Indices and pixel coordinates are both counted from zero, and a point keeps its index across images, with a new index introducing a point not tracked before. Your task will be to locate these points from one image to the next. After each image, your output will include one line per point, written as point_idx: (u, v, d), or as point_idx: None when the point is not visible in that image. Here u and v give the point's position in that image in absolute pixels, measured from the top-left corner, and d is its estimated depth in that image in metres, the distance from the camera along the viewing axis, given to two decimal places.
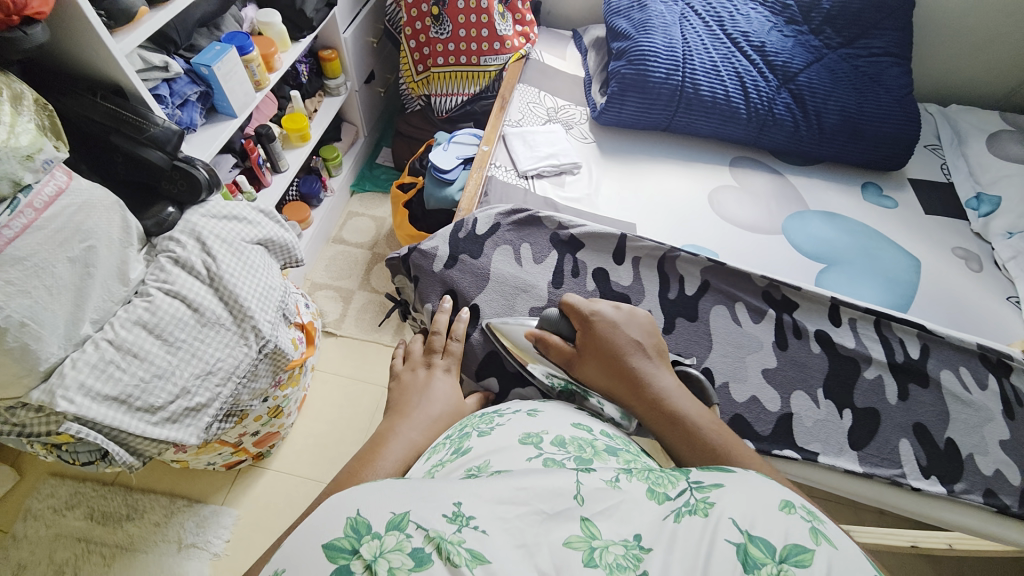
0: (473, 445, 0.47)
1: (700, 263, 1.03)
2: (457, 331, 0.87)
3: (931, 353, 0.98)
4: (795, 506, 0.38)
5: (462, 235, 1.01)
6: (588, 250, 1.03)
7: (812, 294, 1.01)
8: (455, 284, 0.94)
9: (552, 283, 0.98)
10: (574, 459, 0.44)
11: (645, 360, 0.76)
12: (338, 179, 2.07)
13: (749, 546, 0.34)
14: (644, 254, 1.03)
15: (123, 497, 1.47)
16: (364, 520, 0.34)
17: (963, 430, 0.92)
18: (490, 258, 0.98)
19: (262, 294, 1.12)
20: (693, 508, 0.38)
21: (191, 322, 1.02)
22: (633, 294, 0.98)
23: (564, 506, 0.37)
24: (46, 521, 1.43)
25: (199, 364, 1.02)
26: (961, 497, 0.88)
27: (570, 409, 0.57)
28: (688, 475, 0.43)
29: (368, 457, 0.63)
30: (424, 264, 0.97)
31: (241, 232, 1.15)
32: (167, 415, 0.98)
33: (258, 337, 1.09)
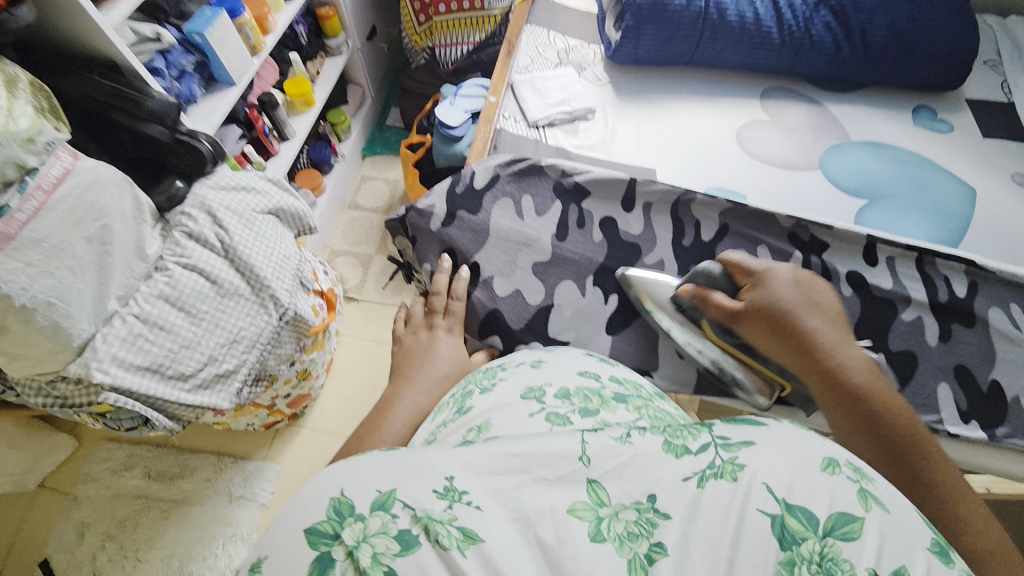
0: (474, 404, 0.45)
1: (718, 206, 0.97)
2: (456, 290, 0.87)
3: (979, 290, 0.91)
4: (840, 464, 0.35)
5: (459, 190, 0.96)
6: (595, 199, 0.98)
7: (845, 233, 0.95)
8: (453, 242, 0.92)
9: (557, 236, 0.94)
10: (580, 411, 0.42)
11: (826, 323, 0.70)
12: (348, 144, 2.03)
13: (788, 518, 0.32)
14: (656, 199, 0.98)
15: (175, 457, 1.56)
16: (346, 500, 0.32)
17: (1009, 372, 0.86)
18: (490, 213, 0.94)
19: (278, 263, 1.12)
20: (719, 471, 0.35)
21: (211, 294, 1.03)
22: (645, 243, 0.96)
23: (567, 470, 0.35)
24: (106, 481, 1.53)
25: (224, 332, 1.04)
26: (1003, 442, 0.84)
27: (579, 357, 0.54)
28: (711, 428, 0.39)
29: (375, 423, 0.63)
30: (421, 222, 0.94)
31: (251, 202, 1.14)
32: (199, 382, 1.02)
33: (278, 305, 1.10)
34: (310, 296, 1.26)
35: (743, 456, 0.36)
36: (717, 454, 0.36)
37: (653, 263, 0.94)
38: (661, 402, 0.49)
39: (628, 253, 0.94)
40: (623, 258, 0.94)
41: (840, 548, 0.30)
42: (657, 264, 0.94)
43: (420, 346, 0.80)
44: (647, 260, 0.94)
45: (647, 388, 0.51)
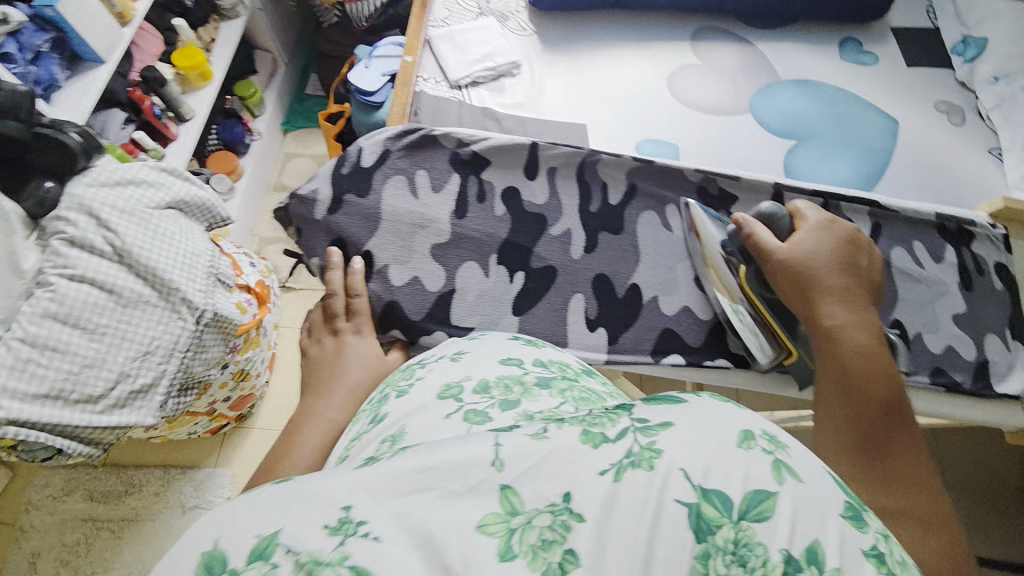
0: (389, 410, 0.43)
1: (624, 166, 0.93)
2: (354, 285, 0.80)
3: (882, 231, 0.93)
4: (756, 437, 0.35)
5: (344, 170, 0.86)
6: (495, 168, 0.90)
7: (753, 182, 0.94)
8: (341, 231, 0.83)
9: (453, 214, 0.86)
10: (501, 405, 0.40)
11: (851, 283, 0.73)
12: (263, 119, 1.85)
13: (704, 505, 0.32)
14: (560, 163, 0.92)
15: (117, 475, 1.46)
16: (220, 552, 0.30)
17: (912, 309, 0.88)
18: (381, 194, 0.85)
19: (185, 262, 1.00)
20: (636, 459, 0.34)
21: (110, 306, 0.93)
22: (550, 213, 0.89)
23: (479, 479, 0.32)
24: (48, 508, 1.42)
25: (133, 345, 0.94)
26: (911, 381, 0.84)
27: (502, 343, 0.52)
28: (630, 410, 0.38)
29: (285, 449, 0.59)
30: (301, 211, 0.83)
31: (142, 196, 1.01)
32: (112, 402, 0.92)
33: (192, 308, 0.98)
34: (233, 293, 1.12)
35: (660, 440, 0.35)
36: (635, 440, 0.35)
37: (559, 234, 0.88)
38: (588, 379, 0.48)
39: (533, 225, 0.88)
40: (524, 232, 0.87)
41: (753, 531, 0.32)
42: (562, 236, 0.88)
43: (329, 355, 0.75)
44: (553, 231, 0.88)
45: (573, 367, 0.50)
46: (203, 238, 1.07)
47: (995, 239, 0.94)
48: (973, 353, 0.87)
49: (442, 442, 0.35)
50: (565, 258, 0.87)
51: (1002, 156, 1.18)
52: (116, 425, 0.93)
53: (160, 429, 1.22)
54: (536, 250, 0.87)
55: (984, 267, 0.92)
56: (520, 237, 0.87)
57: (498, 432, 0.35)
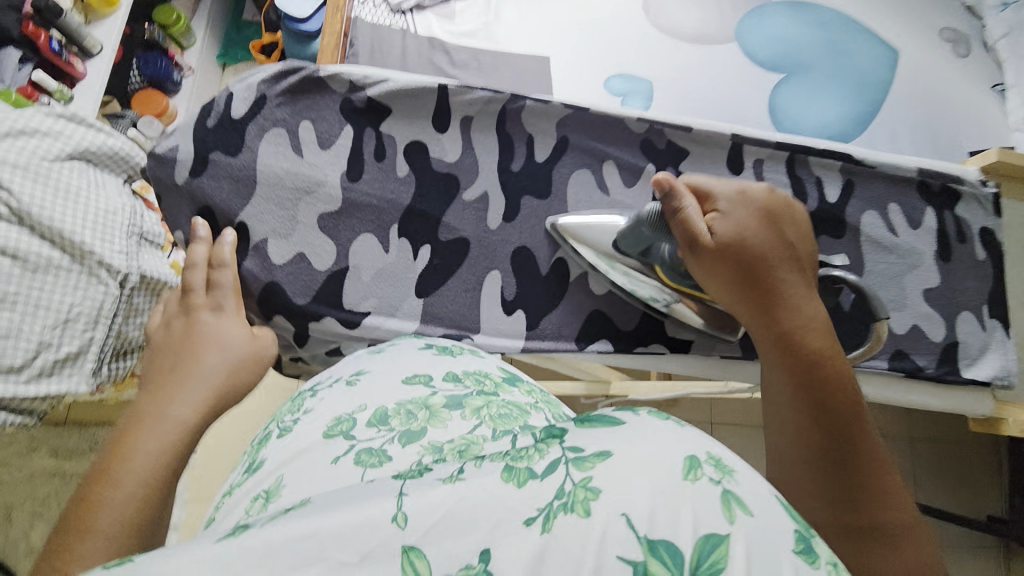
0: (266, 457, 0.38)
1: (553, 114, 0.82)
2: (219, 255, 0.68)
3: (854, 190, 0.85)
4: (701, 465, 0.30)
5: (210, 123, 0.74)
6: (395, 117, 0.79)
7: (705, 134, 0.85)
8: (208, 198, 0.73)
9: (345, 175, 0.77)
10: (400, 439, 0.36)
11: (789, 268, 0.60)
12: (192, 53, 1.63)
13: (651, 564, 0.26)
14: (475, 111, 0.81)
15: (79, 433, 1.28)
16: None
17: (878, 284, 0.83)
18: (256, 151, 0.75)
19: (99, 221, 0.87)
20: (568, 502, 0.28)
21: (17, 271, 0.83)
22: (463, 173, 0.80)
23: (372, 545, 0.27)
24: (16, 465, 1.26)
25: (51, 313, 0.86)
26: (864, 367, 0.80)
27: (414, 356, 0.47)
28: (563, 437, 0.32)
29: (107, 471, 0.48)
30: (160, 174, 0.73)
31: (39, 148, 0.85)
32: (36, 371, 0.86)
33: (113, 272, 0.88)
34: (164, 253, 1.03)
35: (597, 475, 0.29)
36: (567, 477, 0.29)
37: (473, 200, 0.80)
38: (509, 391, 0.43)
39: (443, 188, 0.79)
40: (433, 198, 0.79)
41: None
42: (477, 201, 0.80)
43: (178, 338, 0.61)
44: (466, 196, 0.80)
45: (494, 377, 0.45)
46: (121, 193, 0.93)
47: (981, 200, 0.86)
48: (940, 333, 0.83)
49: (334, 491, 0.31)
50: (479, 228, 0.79)
51: (1005, 93, 1.08)
52: (50, 394, 0.88)
53: (108, 391, 1.07)
54: (444, 220, 0.79)
55: (966, 234, 0.86)
56: (424, 203, 0.79)
57: (404, 483, 0.30)
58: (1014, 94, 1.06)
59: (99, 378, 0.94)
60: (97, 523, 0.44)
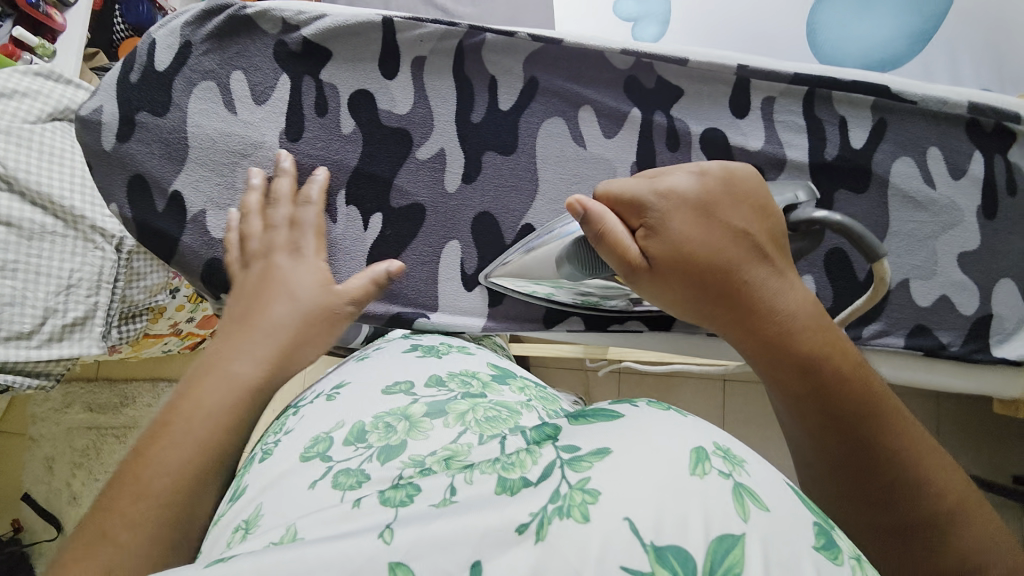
0: (248, 483, 0.35)
1: (520, 49, 0.66)
2: (308, 194, 0.61)
3: (886, 133, 0.67)
4: (708, 457, 0.27)
5: (133, 78, 0.62)
6: (338, 62, 0.65)
7: (704, 69, 0.67)
8: (138, 166, 0.62)
9: (284, 133, 0.63)
10: (378, 455, 0.33)
11: (754, 266, 0.44)
12: None
13: (659, 574, 0.23)
14: (429, 49, 0.65)
15: (111, 387, 1.19)
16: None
17: (905, 247, 0.67)
18: (185, 109, 0.62)
19: (82, 183, 0.86)
20: (564, 506, 0.26)
21: (13, 239, 0.82)
22: (415, 126, 0.65)
23: (357, 567, 0.25)
24: (52, 420, 1.17)
25: (53, 279, 0.85)
26: (874, 345, 0.66)
27: (393, 358, 0.44)
28: (556, 438, 0.30)
29: (161, 428, 0.42)
30: (84, 140, 0.62)
31: (21, 110, 0.84)
32: (47, 336, 0.86)
33: (106, 237, 0.87)
34: None
35: (596, 475, 0.26)
36: (562, 479, 0.27)
37: (428, 158, 0.66)
38: (498, 391, 0.39)
39: (392, 145, 0.65)
40: (383, 158, 0.65)
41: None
42: (433, 159, 0.65)
43: (251, 283, 0.55)
44: (419, 154, 0.65)
45: (482, 377, 0.41)
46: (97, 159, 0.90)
47: None
48: (972, 307, 0.68)
49: (322, 516, 0.29)
50: (436, 192, 0.66)
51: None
52: (63, 358, 0.89)
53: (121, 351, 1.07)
54: (396, 182, 0.65)
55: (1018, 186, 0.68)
56: (374, 163, 0.65)
57: (389, 504, 0.29)
58: None
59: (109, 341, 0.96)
60: (151, 483, 0.39)
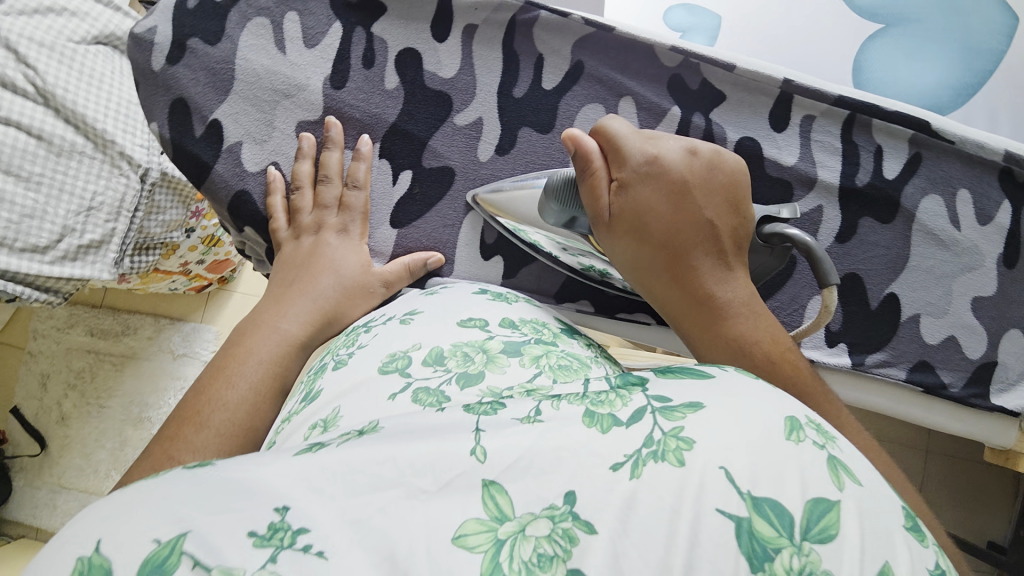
0: (323, 387, 0.37)
1: (571, 32, 0.62)
2: (355, 175, 0.59)
3: (920, 168, 0.65)
4: (803, 427, 0.29)
5: (191, 5, 0.58)
6: (392, 17, 0.61)
7: (751, 77, 0.63)
8: (182, 89, 0.57)
9: (329, 80, 0.60)
10: (458, 379, 0.34)
11: (707, 253, 0.48)
12: None
13: (755, 521, 0.25)
14: (481, 19, 0.61)
15: (114, 315, 1.27)
16: (99, 561, 0.21)
17: (922, 283, 0.65)
18: (237, 42, 0.58)
19: (121, 111, 0.83)
20: (659, 450, 0.28)
21: (43, 153, 0.79)
22: (457, 92, 0.61)
23: (454, 475, 0.27)
24: (54, 337, 1.28)
25: (75, 198, 0.82)
26: (874, 373, 0.64)
27: (462, 296, 0.45)
28: (644, 386, 0.32)
29: (224, 366, 0.48)
30: (134, 58, 0.58)
31: (65, 28, 0.82)
32: (61, 254, 0.83)
33: (133, 165, 0.82)
34: None
35: (689, 426, 0.28)
36: (656, 425, 0.29)
37: (465, 126, 0.61)
38: (568, 342, 0.42)
39: (432, 108, 0.61)
40: (421, 117, 0.61)
41: (819, 555, 0.25)
42: (470, 128, 0.61)
43: (300, 255, 0.56)
44: (457, 119, 0.61)
45: (551, 327, 0.43)
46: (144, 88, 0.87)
47: None
48: (979, 351, 0.65)
49: (405, 418, 0.30)
50: (467, 158, 0.61)
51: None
52: (73, 278, 0.85)
53: (131, 281, 1.05)
54: (430, 143, 0.61)
55: None
56: (411, 122, 0.61)
57: (480, 414, 0.30)
58: None
59: (120, 269, 0.91)
60: (210, 418, 0.43)
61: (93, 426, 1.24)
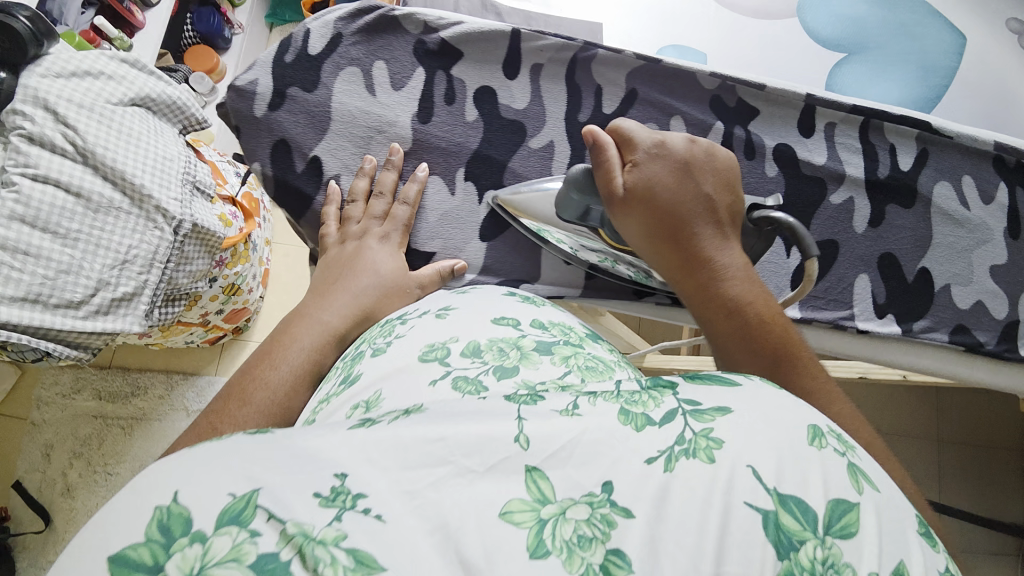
0: (362, 371, 0.39)
1: (625, 65, 0.70)
2: (407, 193, 0.64)
3: (928, 161, 0.74)
4: (825, 434, 0.30)
5: (288, 59, 0.66)
6: (467, 61, 0.69)
7: (782, 94, 0.72)
8: (286, 133, 0.65)
9: (416, 116, 0.67)
10: (496, 371, 0.35)
11: (707, 225, 0.52)
12: (242, 10, 1.49)
13: (782, 515, 0.26)
14: (547, 58, 0.70)
15: (123, 376, 1.31)
16: (178, 510, 0.22)
17: (946, 256, 0.73)
18: (332, 89, 0.66)
19: (158, 166, 0.79)
20: (689, 447, 0.28)
21: (80, 210, 0.75)
22: (529, 121, 0.69)
23: (500, 458, 0.27)
24: (59, 405, 1.29)
25: (109, 253, 0.76)
26: (922, 337, 0.71)
27: (496, 298, 0.46)
28: (674, 389, 0.33)
29: (270, 351, 0.50)
30: (238, 107, 0.65)
31: (103, 91, 0.78)
32: (94, 308, 0.76)
33: (168, 217, 0.79)
34: (215, 204, 0.92)
35: (718, 428, 0.29)
36: (686, 426, 0.29)
37: (539, 149, 0.68)
38: (594, 345, 0.42)
39: (508, 135, 0.68)
40: (499, 143, 0.68)
41: (840, 549, 0.26)
42: (544, 150, 0.68)
43: (344, 257, 0.62)
44: (531, 143, 0.68)
45: (578, 330, 0.44)
46: (179, 144, 0.84)
47: None
48: (1003, 311, 0.73)
49: (440, 403, 0.32)
50: (543, 176, 0.68)
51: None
52: (103, 333, 0.78)
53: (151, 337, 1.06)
54: (510, 165, 0.67)
55: None
56: (491, 148, 0.67)
57: (521, 403, 0.31)
58: None
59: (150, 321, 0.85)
60: (252, 396, 0.45)
61: (100, 495, 1.23)
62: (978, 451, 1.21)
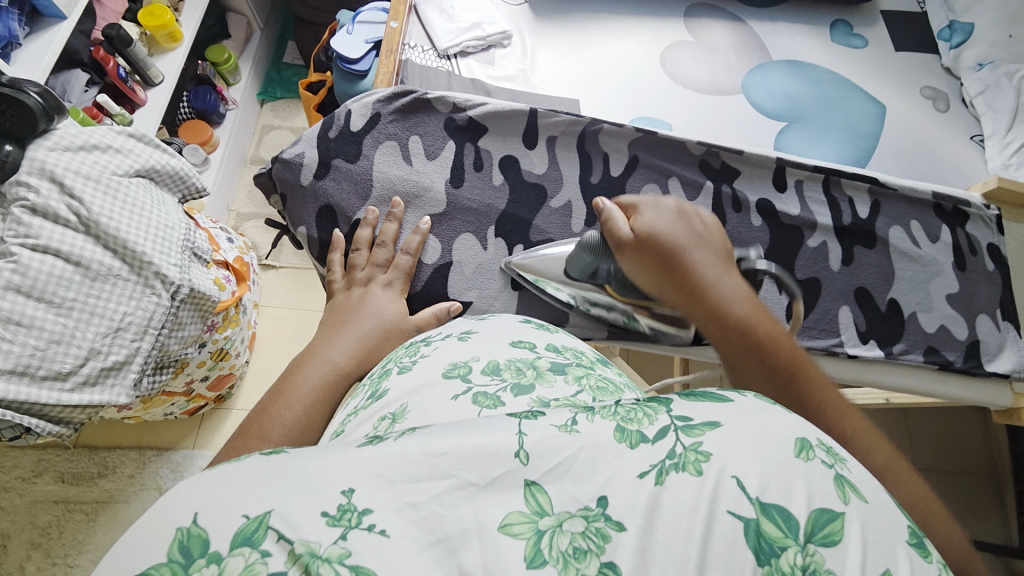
0: (389, 387, 0.41)
1: (626, 136, 0.81)
2: (408, 244, 0.72)
3: (881, 209, 0.81)
4: (813, 447, 0.30)
5: (332, 134, 0.76)
6: (492, 135, 0.79)
7: (757, 158, 0.80)
8: (330, 197, 0.74)
9: (449, 181, 0.76)
10: (512, 389, 0.37)
11: (707, 257, 0.59)
12: (236, 88, 1.58)
13: (763, 522, 0.27)
14: (560, 131, 0.80)
15: (90, 456, 1.25)
16: (197, 532, 0.25)
17: (910, 289, 0.78)
18: (372, 159, 0.76)
19: (159, 234, 0.82)
20: (680, 461, 0.29)
21: (77, 279, 0.76)
22: (549, 183, 0.78)
23: (500, 471, 0.29)
24: (18, 490, 1.21)
25: (104, 320, 0.77)
26: (901, 359, 0.75)
27: (515, 324, 0.49)
28: (668, 405, 0.33)
29: (283, 390, 0.54)
30: (286, 176, 0.74)
31: (109, 163, 0.82)
32: (82, 379, 0.76)
33: (166, 283, 0.81)
34: (209, 269, 0.94)
35: (708, 441, 0.30)
36: (677, 440, 0.30)
37: (559, 207, 0.78)
38: (603, 367, 0.45)
39: (536, 196, 0.78)
40: (524, 202, 0.77)
41: (822, 556, 0.26)
42: (562, 208, 0.77)
43: (350, 302, 0.69)
44: (552, 203, 0.78)
45: (587, 354, 0.46)
46: (179, 211, 0.89)
47: (989, 221, 0.84)
48: (964, 332, 0.78)
49: (451, 422, 0.33)
50: (565, 231, 0.77)
51: (982, 146, 1.03)
52: (89, 404, 0.77)
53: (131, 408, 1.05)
54: (534, 223, 0.76)
55: (977, 248, 0.82)
56: (518, 207, 0.77)
57: (521, 418, 0.32)
58: (992, 145, 1.01)
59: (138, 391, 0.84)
60: (269, 433, 0.47)
61: None
62: (948, 479, 1.26)
